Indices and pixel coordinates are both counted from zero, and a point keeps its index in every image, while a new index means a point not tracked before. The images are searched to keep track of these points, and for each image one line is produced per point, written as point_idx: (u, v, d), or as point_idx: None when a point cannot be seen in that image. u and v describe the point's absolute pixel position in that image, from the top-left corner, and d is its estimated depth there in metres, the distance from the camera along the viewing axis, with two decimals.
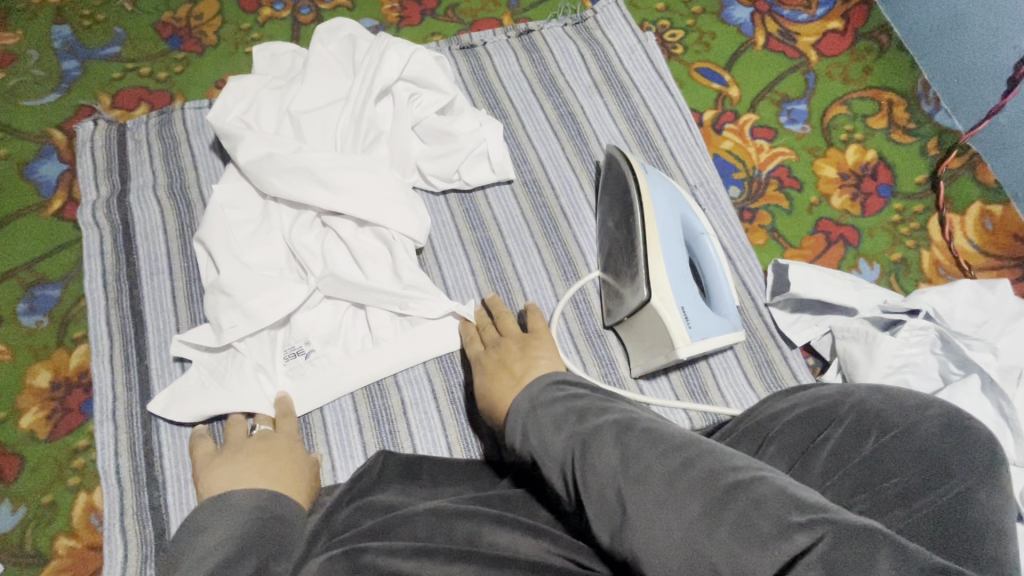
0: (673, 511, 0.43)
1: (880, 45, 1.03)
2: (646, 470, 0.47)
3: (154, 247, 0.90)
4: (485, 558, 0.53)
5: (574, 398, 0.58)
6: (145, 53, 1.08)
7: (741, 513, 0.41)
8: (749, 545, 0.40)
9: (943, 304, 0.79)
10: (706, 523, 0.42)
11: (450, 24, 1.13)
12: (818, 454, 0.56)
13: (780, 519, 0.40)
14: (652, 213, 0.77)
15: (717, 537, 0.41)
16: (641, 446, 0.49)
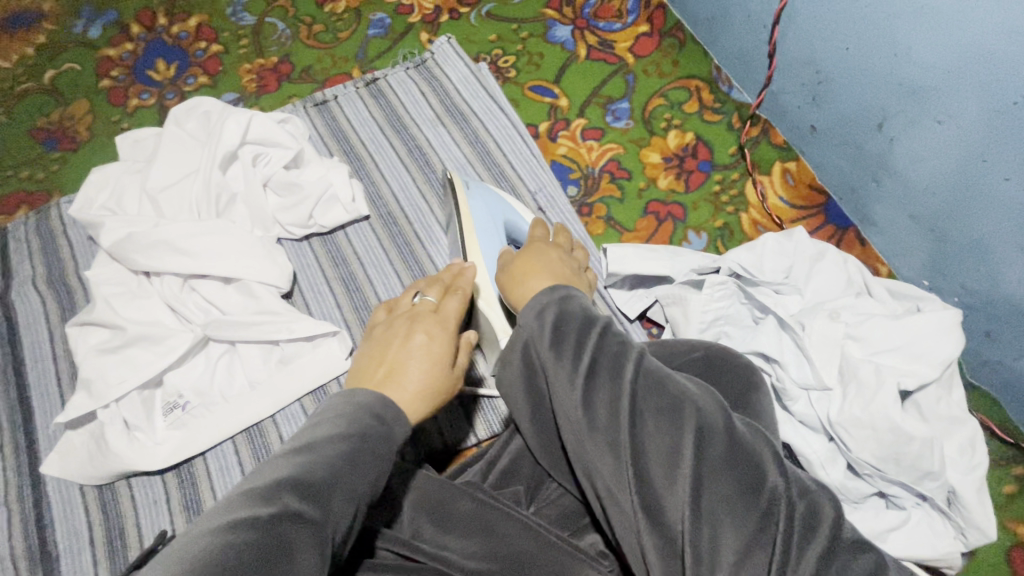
0: (669, 435, 0.48)
1: (681, 40, 1.14)
2: (652, 403, 0.50)
3: (37, 336, 0.95)
4: None
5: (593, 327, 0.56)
6: (23, 158, 1.16)
7: (728, 448, 0.47)
8: (730, 466, 0.46)
9: (750, 259, 0.87)
10: (699, 446, 0.47)
11: (305, 85, 1.23)
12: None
13: (752, 449, 0.47)
14: (471, 222, 0.85)
15: (707, 458, 0.46)
16: (650, 387, 0.51)
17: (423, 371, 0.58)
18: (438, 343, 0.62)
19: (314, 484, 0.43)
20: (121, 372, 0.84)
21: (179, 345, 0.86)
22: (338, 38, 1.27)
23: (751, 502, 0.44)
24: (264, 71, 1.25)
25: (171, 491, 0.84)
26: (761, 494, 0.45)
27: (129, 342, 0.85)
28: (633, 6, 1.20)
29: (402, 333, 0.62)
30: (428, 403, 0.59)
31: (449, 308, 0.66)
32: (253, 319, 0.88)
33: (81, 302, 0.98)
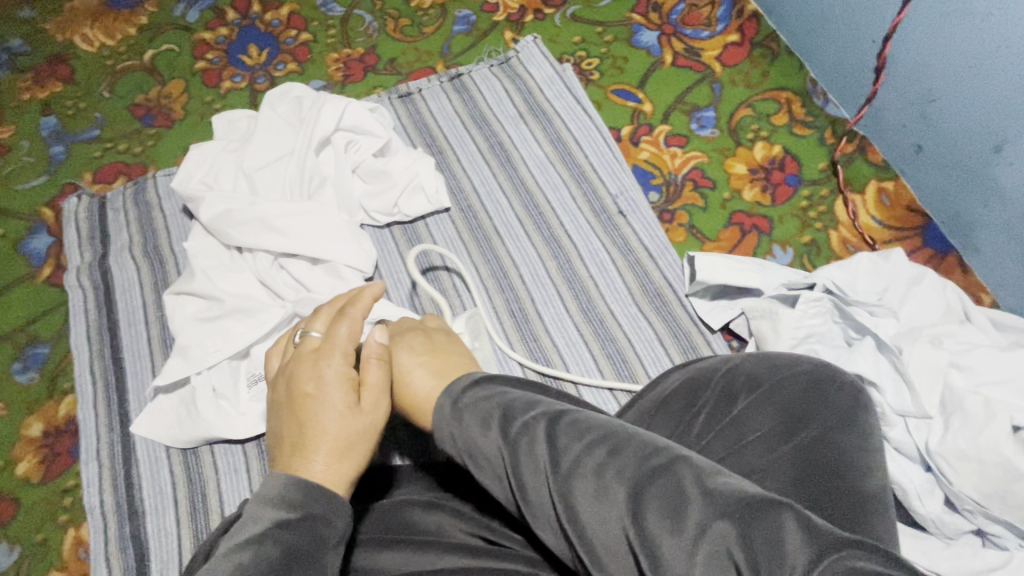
0: (598, 479, 0.44)
1: (774, 51, 1.12)
2: (575, 453, 0.46)
3: (131, 301, 1.00)
4: (410, 545, 0.60)
5: (496, 391, 0.54)
6: (123, 132, 1.21)
7: (646, 475, 0.43)
8: (657, 497, 0.42)
9: (844, 277, 0.85)
10: (623, 487, 0.43)
11: (390, 76, 1.25)
12: (697, 424, 0.57)
13: (674, 473, 0.43)
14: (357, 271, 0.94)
15: (633, 499, 0.42)
16: (568, 437, 0.47)
17: (336, 418, 0.58)
18: (342, 387, 0.60)
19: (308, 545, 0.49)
20: (214, 342, 0.87)
21: (266, 321, 0.88)
22: (423, 32, 1.29)
23: (695, 524, 0.40)
24: (350, 60, 1.28)
25: (251, 462, 0.86)
26: (714, 519, 0.39)
27: (225, 313, 0.89)
28: (723, 15, 1.19)
29: (292, 403, 0.60)
30: (357, 448, 0.58)
31: (338, 341, 0.62)
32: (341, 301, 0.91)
33: (174, 272, 1.02)
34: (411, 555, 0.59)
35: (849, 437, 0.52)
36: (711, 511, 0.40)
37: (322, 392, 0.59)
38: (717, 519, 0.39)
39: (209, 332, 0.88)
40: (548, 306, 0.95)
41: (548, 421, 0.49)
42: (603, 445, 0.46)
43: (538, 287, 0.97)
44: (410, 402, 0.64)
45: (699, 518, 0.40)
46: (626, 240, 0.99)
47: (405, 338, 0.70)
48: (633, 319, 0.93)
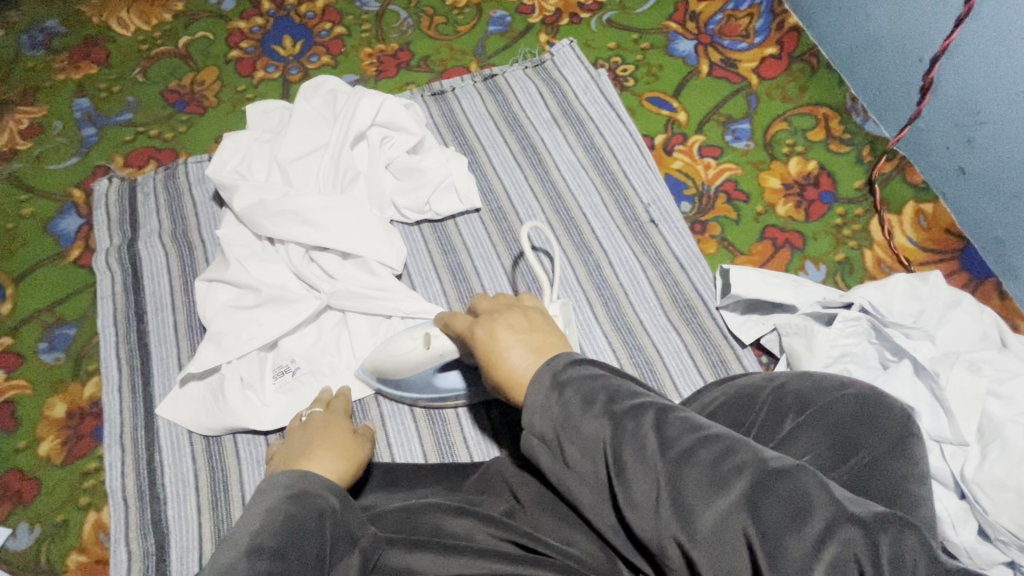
0: (712, 476, 0.42)
1: (813, 65, 1.11)
2: (679, 444, 0.44)
3: (159, 287, 1.00)
4: (439, 545, 0.59)
5: (604, 373, 0.51)
6: (155, 117, 1.21)
7: (770, 476, 0.41)
8: (779, 502, 0.40)
9: (880, 297, 0.84)
10: (744, 484, 0.41)
11: (423, 73, 1.25)
12: (745, 440, 0.57)
13: (792, 480, 0.41)
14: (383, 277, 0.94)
15: (753, 499, 0.40)
16: (676, 429, 0.45)
17: (343, 435, 0.75)
18: (331, 433, 0.76)
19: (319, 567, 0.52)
20: (248, 331, 0.87)
21: (295, 314, 0.88)
22: (457, 31, 1.29)
23: (818, 534, 0.38)
24: (384, 56, 1.28)
25: None
26: (835, 532, 0.38)
27: (260, 302, 0.89)
28: (762, 27, 1.18)
29: (296, 441, 0.75)
30: (349, 466, 0.72)
31: (338, 408, 0.83)
32: (370, 295, 0.90)
33: (202, 259, 1.02)
34: (440, 556, 0.58)
35: (900, 462, 0.52)
36: (839, 522, 0.39)
37: (324, 432, 0.76)
38: (844, 524, 0.39)
39: (238, 322, 0.88)
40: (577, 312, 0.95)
41: (652, 411, 0.47)
42: (714, 440, 0.44)
43: (567, 292, 0.96)
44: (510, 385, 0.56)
45: (822, 529, 0.39)
46: (657, 250, 0.99)
47: (510, 314, 0.61)
48: (663, 330, 0.92)
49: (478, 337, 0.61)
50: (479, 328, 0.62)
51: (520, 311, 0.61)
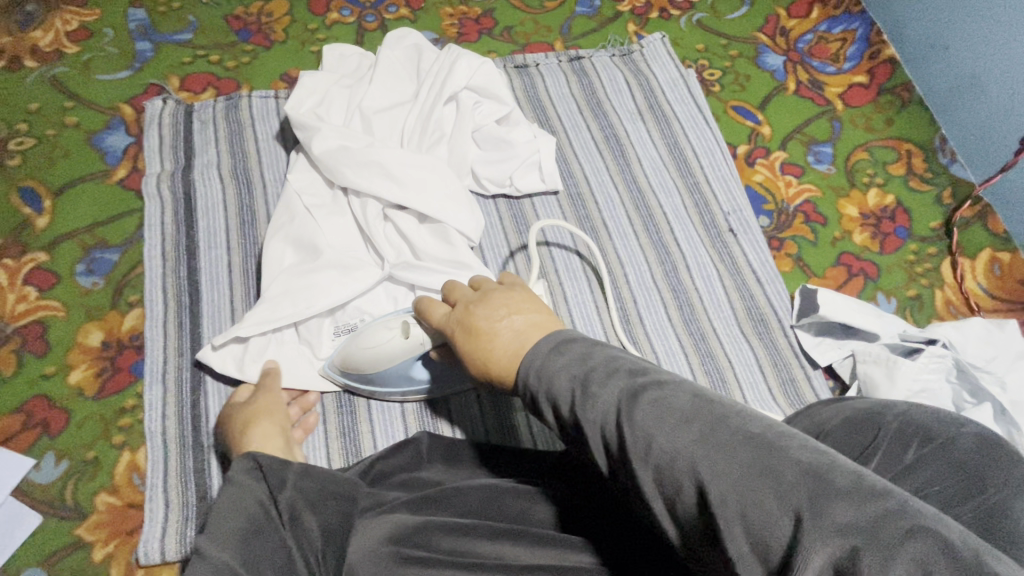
0: (684, 466, 0.38)
1: (903, 100, 1.12)
2: (650, 432, 0.41)
3: (214, 223, 0.93)
4: (532, 537, 0.55)
5: (584, 353, 0.48)
6: (217, 42, 1.13)
7: (744, 472, 0.36)
8: (750, 500, 0.35)
9: (957, 337, 0.85)
10: (712, 476, 0.37)
11: (505, 44, 1.20)
12: (868, 462, 0.55)
13: (775, 460, 0.36)
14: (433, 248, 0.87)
15: (723, 494, 0.36)
16: (647, 415, 0.41)
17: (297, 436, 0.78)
18: (245, 411, 0.75)
19: (268, 523, 0.54)
20: (306, 297, 0.81)
21: (363, 277, 0.84)
22: (544, 6, 1.25)
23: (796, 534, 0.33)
24: (465, 19, 1.22)
25: (329, 415, 0.83)
26: (820, 541, 0.32)
27: (320, 269, 0.83)
28: (853, 54, 1.18)
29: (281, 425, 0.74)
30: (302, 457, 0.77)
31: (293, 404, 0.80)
32: (444, 265, 0.85)
33: (262, 200, 0.96)
34: (535, 548, 0.54)
35: None
36: (822, 530, 0.32)
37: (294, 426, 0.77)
38: (843, 513, 0.32)
39: (297, 282, 0.82)
40: (651, 311, 0.93)
41: (624, 397, 0.44)
42: (690, 424, 0.40)
43: (642, 290, 0.94)
44: (500, 369, 0.55)
45: (803, 537, 0.33)
46: (735, 260, 0.97)
47: (486, 299, 0.60)
48: (735, 341, 0.91)
49: (457, 334, 0.61)
50: (462, 317, 0.61)
51: (496, 295, 0.60)
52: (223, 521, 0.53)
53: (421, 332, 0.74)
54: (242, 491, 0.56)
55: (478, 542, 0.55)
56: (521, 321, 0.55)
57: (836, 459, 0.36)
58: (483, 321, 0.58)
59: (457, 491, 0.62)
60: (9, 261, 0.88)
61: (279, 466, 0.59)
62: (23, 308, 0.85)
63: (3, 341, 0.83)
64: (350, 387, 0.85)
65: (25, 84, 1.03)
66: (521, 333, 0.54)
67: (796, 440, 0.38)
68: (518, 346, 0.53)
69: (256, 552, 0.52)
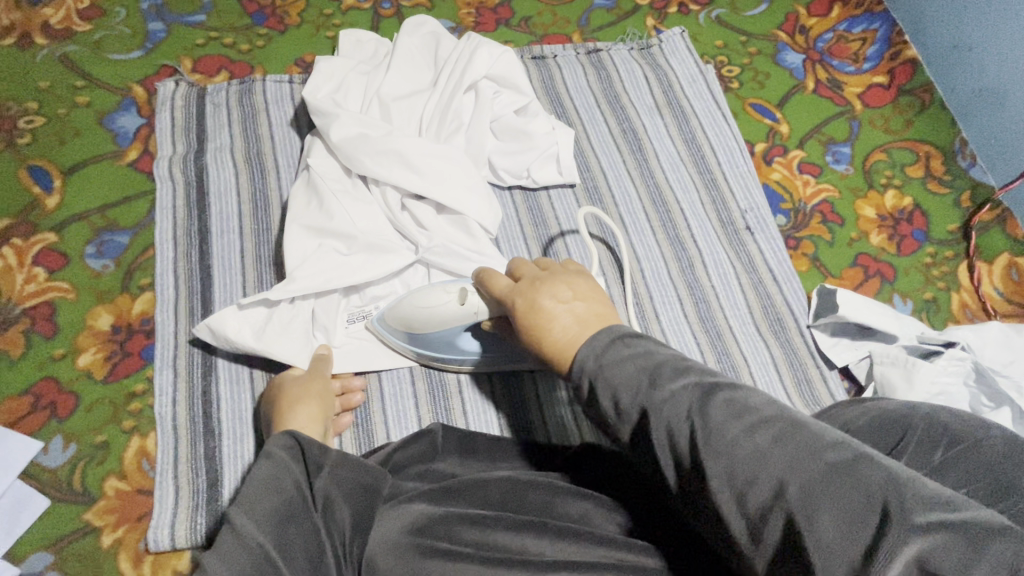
0: (760, 463, 0.38)
1: (922, 102, 1.12)
2: (725, 427, 0.40)
3: (227, 207, 0.92)
4: (555, 530, 0.54)
5: (653, 349, 0.48)
6: (231, 25, 1.11)
7: (826, 470, 0.36)
8: (834, 499, 0.35)
9: (975, 341, 0.85)
10: (793, 472, 0.36)
11: (522, 35, 1.19)
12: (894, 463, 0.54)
13: (855, 462, 0.36)
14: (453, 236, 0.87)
15: (805, 490, 0.35)
16: (721, 412, 0.41)
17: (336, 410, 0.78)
18: (297, 385, 0.74)
19: (301, 507, 0.53)
20: (326, 280, 0.80)
21: (382, 264, 0.82)
22: None
23: (887, 530, 0.33)
24: (483, 8, 1.21)
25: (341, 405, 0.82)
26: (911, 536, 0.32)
27: (354, 251, 0.82)
28: (873, 54, 1.17)
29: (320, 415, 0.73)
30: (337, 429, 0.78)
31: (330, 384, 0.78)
32: (464, 254, 0.85)
33: (276, 185, 0.94)
34: (557, 542, 0.54)
35: None
36: (913, 527, 0.32)
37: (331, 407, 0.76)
38: (929, 511, 0.33)
39: (321, 262, 0.81)
40: (667, 308, 0.92)
41: (696, 393, 0.43)
42: (769, 424, 0.39)
43: (658, 286, 0.93)
44: (552, 352, 0.55)
45: (890, 533, 0.32)
46: (752, 258, 0.96)
47: (547, 283, 0.60)
48: (751, 340, 0.90)
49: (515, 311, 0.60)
50: (523, 292, 0.60)
51: (560, 279, 0.59)
52: (261, 502, 0.52)
53: (478, 300, 0.72)
54: (282, 469, 0.55)
55: (501, 533, 0.54)
56: (585, 310, 0.55)
57: (916, 476, 0.36)
58: (546, 303, 0.57)
59: (477, 482, 0.61)
60: (18, 241, 0.87)
61: (318, 451, 0.59)
62: (32, 289, 0.84)
63: (11, 322, 0.82)
64: (363, 376, 0.84)
65: (34, 61, 1.01)
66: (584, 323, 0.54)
67: (875, 454, 0.38)
68: (575, 334, 0.54)
69: (290, 537, 0.51)
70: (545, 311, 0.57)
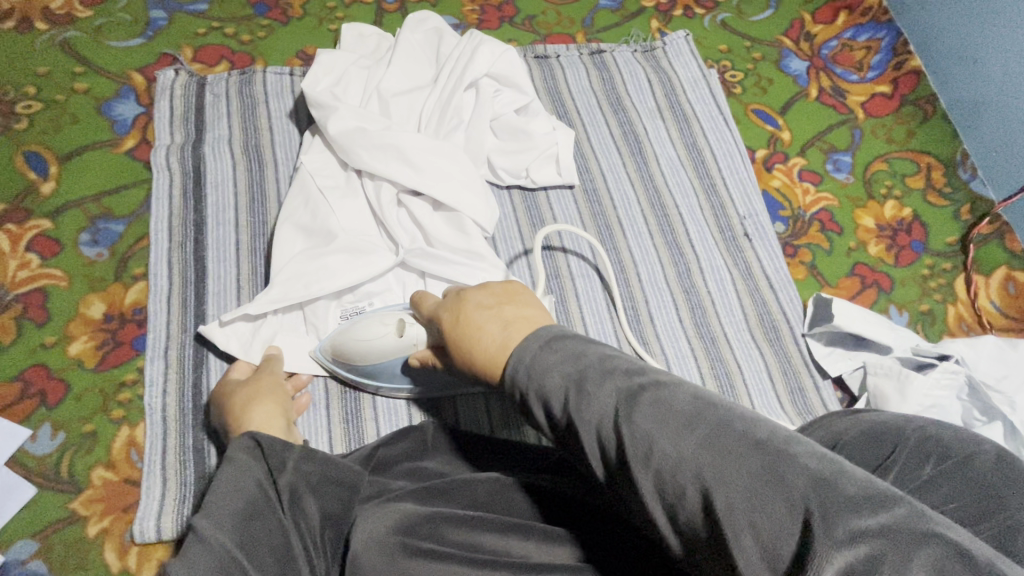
0: (688, 470, 0.38)
1: (925, 113, 1.12)
2: (651, 435, 0.41)
3: (223, 199, 0.91)
4: (540, 533, 0.55)
5: (578, 352, 0.48)
6: (233, 15, 1.11)
7: (755, 481, 0.36)
8: (758, 506, 0.35)
9: (970, 355, 0.85)
10: (719, 481, 0.37)
11: (526, 33, 1.18)
12: (883, 477, 0.53)
13: (778, 470, 0.36)
14: (444, 239, 0.85)
15: (731, 501, 0.36)
16: (647, 418, 0.42)
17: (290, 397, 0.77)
18: (246, 388, 0.73)
19: (265, 506, 0.54)
20: (316, 280, 0.80)
21: (368, 264, 0.81)
22: None
23: (808, 542, 0.33)
24: (487, 6, 1.20)
25: (332, 400, 0.81)
26: (834, 550, 0.32)
27: (340, 249, 0.82)
28: (877, 63, 1.16)
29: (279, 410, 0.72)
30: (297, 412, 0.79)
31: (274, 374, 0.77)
32: (453, 255, 0.84)
33: (273, 178, 0.94)
34: (541, 545, 0.54)
35: None
36: (834, 540, 0.32)
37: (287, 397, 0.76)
38: (848, 520, 0.33)
39: (306, 258, 0.81)
40: (662, 312, 0.92)
41: (622, 399, 0.44)
42: (694, 428, 0.39)
43: (654, 291, 0.93)
44: (486, 363, 0.55)
45: (814, 544, 0.32)
46: (749, 266, 0.96)
47: (471, 292, 0.62)
48: (745, 346, 0.90)
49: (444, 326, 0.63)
50: (451, 310, 0.62)
51: (488, 292, 0.60)
52: (225, 503, 0.53)
53: (415, 333, 0.74)
54: (243, 469, 0.56)
55: (486, 535, 0.54)
56: (508, 317, 0.56)
57: (842, 467, 0.36)
58: (471, 315, 0.58)
59: (465, 483, 0.61)
60: (12, 227, 0.86)
61: (281, 447, 0.59)
62: (25, 275, 0.83)
63: (2, 308, 0.81)
64: None
65: (34, 46, 1.01)
66: (508, 329, 0.54)
67: (801, 446, 0.38)
68: (504, 337, 0.54)
69: (254, 534, 0.52)
70: (471, 326, 0.58)
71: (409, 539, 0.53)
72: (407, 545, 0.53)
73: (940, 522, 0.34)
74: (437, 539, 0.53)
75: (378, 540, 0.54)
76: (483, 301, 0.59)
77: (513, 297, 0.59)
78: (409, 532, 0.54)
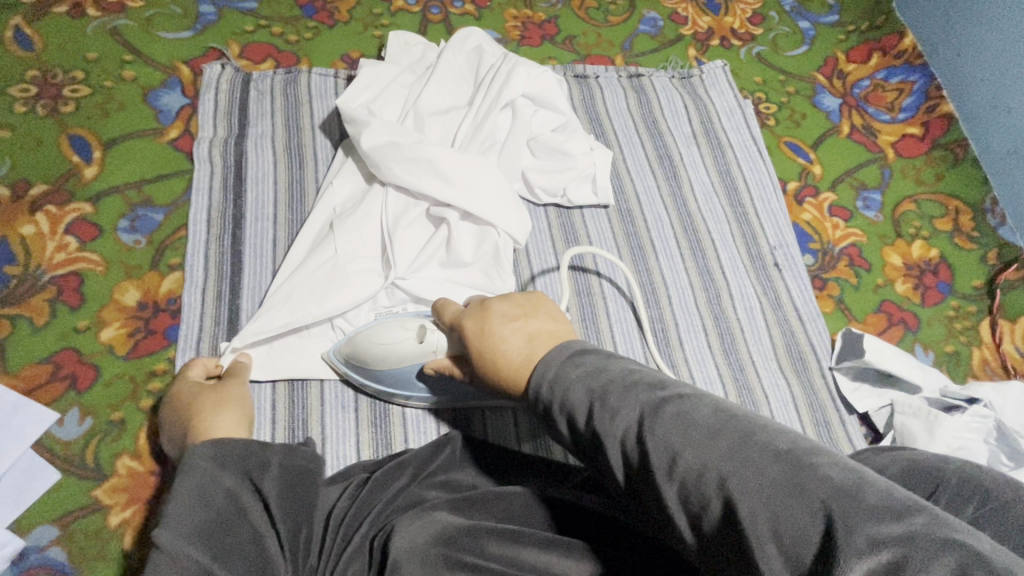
0: (711, 482, 0.38)
1: (956, 156, 1.14)
2: (675, 446, 0.41)
3: (262, 195, 0.92)
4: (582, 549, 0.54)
5: (601, 366, 0.49)
6: (281, 15, 1.12)
7: (781, 490, 0.35)
8: (782, 515, 0.35)
9: (997, 399, 0.85)
10: (744, 491, 0.36)
11: (567, 53, 1.20)
12: None
13: (804, 479, 0.35)
14: (473, 250, 0.86)
15: (754, 511, 0.36)
16: (670, 430, 0.42)
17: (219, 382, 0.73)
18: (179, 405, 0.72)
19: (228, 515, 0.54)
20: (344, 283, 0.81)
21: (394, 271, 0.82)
22: (608, 20, 1.25)
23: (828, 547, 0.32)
24: (529, 23, 1.22)
25: (361, 402, 0.81)
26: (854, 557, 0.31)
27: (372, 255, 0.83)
28: (909, 105, 1.20)
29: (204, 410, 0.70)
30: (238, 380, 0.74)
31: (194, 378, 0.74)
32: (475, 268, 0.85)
33: (313, 178, 0.94)
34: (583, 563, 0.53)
35: None
36: (854, 547, 0.31)
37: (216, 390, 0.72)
38: (863, 525, 0.32)
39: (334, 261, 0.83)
40: (692, 336, 0.92)
41: (646, 410, 0.44)
42: (718, 439, 0.39)
43: (684, 313, 0.94)
44: (511, 376, 0.56)
45: (836, 552, 0.32)
46: (778, 295, 0.97)
47: (495, 303, 0.62)
48: (772, 375, 0.90)
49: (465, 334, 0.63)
50: (475, 320, 0.62)
51: (515, 304, 0.60)
52: (189, 508, 0.52)
53: (435, 339, 0.73)
54: (208, 477, 0.55)
55: (526, 549, 0.54)
56: (535, 330, 0.56)
57: (865, 476, 0.35)
58: (496, 328, 0.58)
59: (503, 494, 0.61)
60: (52, 208, 0.86)
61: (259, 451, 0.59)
62: (62, 258, 0.83)
63: (37, 289, 0.81)
64: None
65: (86, 32, 1.02)
66: (534, 343, 0.54)
67: (823, 455, 0.37)
68: (530, 351, 0.54)
69: None
70: (495, 338, 0.58)
71: (449, 551, 0.53)
72: (445, 558, 0.52)
73: (963, 529, 0.32)
74: (478, 552, 0.53)
75: (413, 547, 0.53)
76: (510, 313, 0.59)
77: (539, 310, 0.59)
78: (446, 542, 0.53)
